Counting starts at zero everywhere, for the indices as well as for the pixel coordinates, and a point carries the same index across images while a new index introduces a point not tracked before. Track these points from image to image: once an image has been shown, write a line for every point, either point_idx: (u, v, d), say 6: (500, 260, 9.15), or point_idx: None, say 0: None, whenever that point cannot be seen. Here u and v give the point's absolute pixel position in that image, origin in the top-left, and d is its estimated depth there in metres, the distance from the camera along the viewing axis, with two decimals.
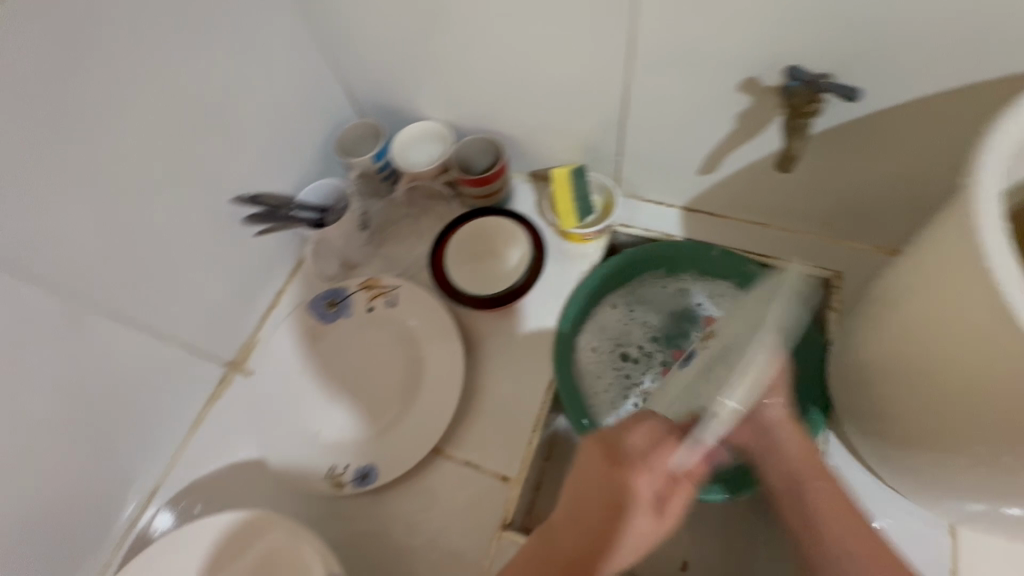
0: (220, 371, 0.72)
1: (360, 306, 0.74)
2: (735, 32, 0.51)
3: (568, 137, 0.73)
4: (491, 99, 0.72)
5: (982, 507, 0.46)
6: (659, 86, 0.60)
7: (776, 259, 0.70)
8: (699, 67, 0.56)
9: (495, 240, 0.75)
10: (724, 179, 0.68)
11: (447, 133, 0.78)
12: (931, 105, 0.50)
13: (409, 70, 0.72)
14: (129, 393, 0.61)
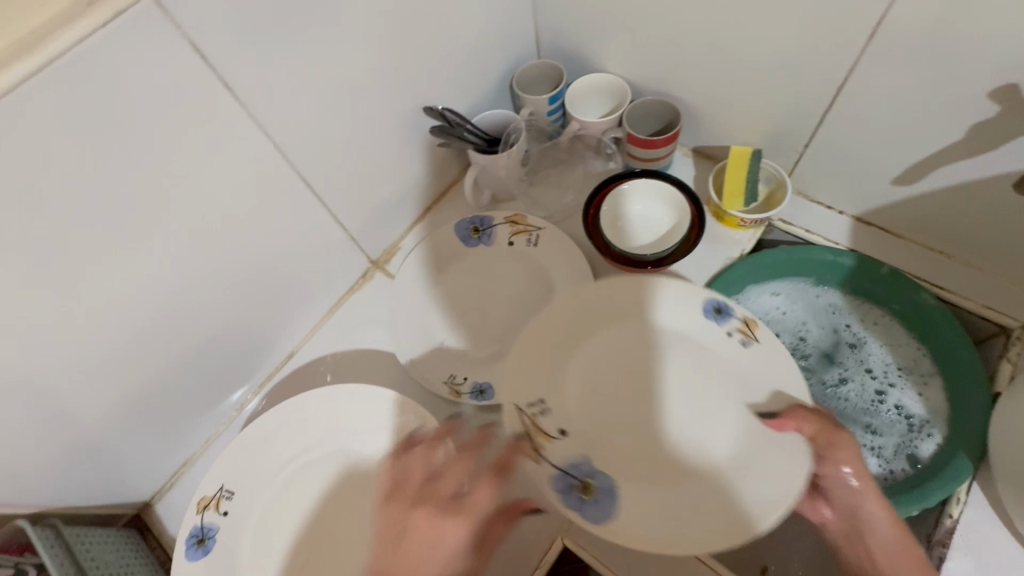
0: (365, 266, 0.78)
1: (502, 239, 0.76)
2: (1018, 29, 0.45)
3: (755, 117, 0.69)
4: (686, 62, 0.69)
5: None
6: (893, 80, 0.55)
7: (954, 295, 0.65)
8: (952, 65, 0.51)
9: (649, 204, 0.73)
10: (921, 195, 0.63)
11: (627, 91, 0.77)
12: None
13: (612, 18, 0.71)
14: (298, 263, 0.67)
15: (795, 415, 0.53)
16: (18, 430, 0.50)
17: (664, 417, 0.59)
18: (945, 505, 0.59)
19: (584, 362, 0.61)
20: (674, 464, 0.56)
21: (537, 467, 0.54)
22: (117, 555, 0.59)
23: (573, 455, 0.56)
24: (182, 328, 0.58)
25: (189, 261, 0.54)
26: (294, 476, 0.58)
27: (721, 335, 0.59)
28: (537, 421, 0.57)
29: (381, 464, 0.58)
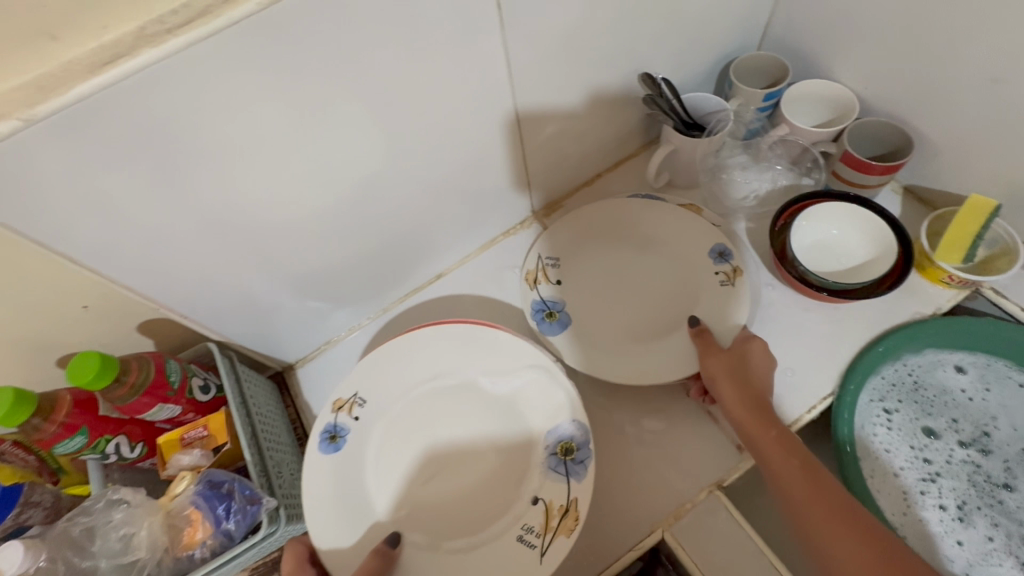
0: (526, 214, 0.79)
1: (667, 224, 0.74)
2: None
3: (1008, 171, 0.61)
4: (943, 94, 0.62)
5: None
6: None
7: None
8: None
9: (845, 231, 0.67)
10: None
11: (855, 106, 0.71)
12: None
13: (873, 21, 0.64)
14: (475, 195, 0.69)
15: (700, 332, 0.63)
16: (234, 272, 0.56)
17: (657, 322, 0.68)
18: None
19: (600, 257, 0.74)
20: (657, 338, 0.67)
21: (529, 292, 0.70)
22: (266, 401, 0.66)
23: (557, 296, 0.70)
24: (373, 224, 0.62)
25: (404, 166, 0.58)
26: (427, 388, 0.62)
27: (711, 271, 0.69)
28: (545, 269, 0.72)
29: (508, 405, 0.61)
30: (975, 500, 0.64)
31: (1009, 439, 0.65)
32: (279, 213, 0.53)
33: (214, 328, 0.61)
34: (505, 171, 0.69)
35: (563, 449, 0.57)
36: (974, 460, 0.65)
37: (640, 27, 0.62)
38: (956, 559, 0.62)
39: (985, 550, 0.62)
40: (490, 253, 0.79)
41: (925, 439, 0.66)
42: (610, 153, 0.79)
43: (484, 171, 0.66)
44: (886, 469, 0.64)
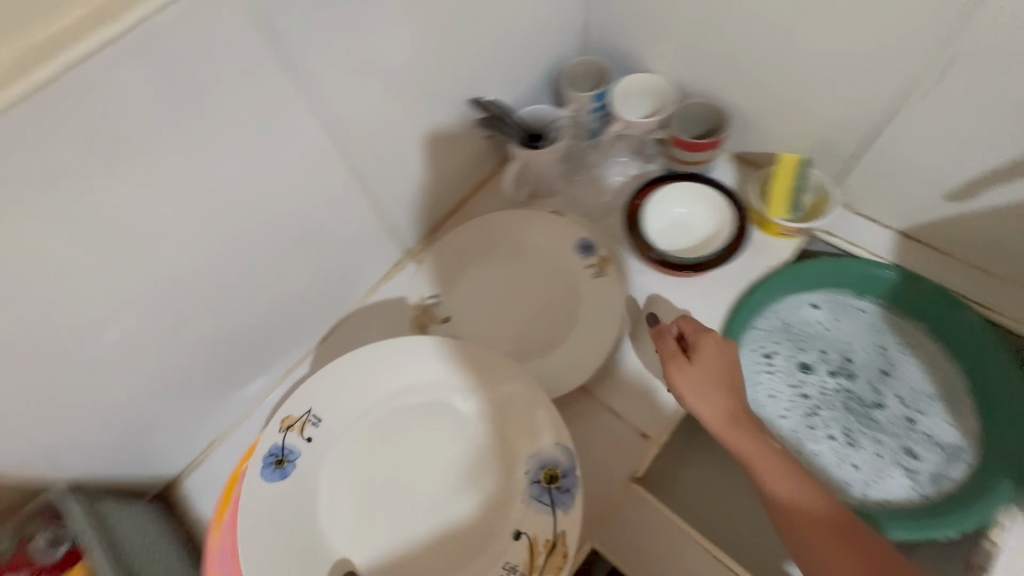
0: (398, 256, 0.77)
1: (533, 236, 0.75)
2: None
3: (808, 126, 0.68)
4: (740, 68, 0.68)
5: None
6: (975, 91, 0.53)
7: (997, 314, 0.65)
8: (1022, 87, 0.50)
9: (693, 210, 0.72)
10: (974, 214, 0.62)
11: (674, 90, 0.76)
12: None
13: (669, 14, 0.69)
14: (335, 253, 0.66)
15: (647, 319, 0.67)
16: (60, 403, 0.49)
17: (545, 333, 0.69)
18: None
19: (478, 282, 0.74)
20: (547, 353, 0.68)
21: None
22: (146, 529, 0.58)
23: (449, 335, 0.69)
24: (224, 308, 0.57)
25: (239, 242, 0.53)
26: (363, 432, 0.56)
27: (582, 267, 0.71)
28: (431, 308, 0.72)
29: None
30: (850, 421, 0.71)
31: (866, 360, 0.73)
32: (96, 326, 0.47)
33: (57, 467, 0.53)
34: (362, 222, 0.67)
35: (547, 477, 0.52)
36: (842, 384, 0.72)
37: (458, 55, 0.63)
38: (849, 479, 0.67)
39: (870, 464, 0.68)
40: (370, 303, 0.76)
41: (798, 378, 0.73)
42: (467, 178, 0.80)
43: (336, 226, 0.63)
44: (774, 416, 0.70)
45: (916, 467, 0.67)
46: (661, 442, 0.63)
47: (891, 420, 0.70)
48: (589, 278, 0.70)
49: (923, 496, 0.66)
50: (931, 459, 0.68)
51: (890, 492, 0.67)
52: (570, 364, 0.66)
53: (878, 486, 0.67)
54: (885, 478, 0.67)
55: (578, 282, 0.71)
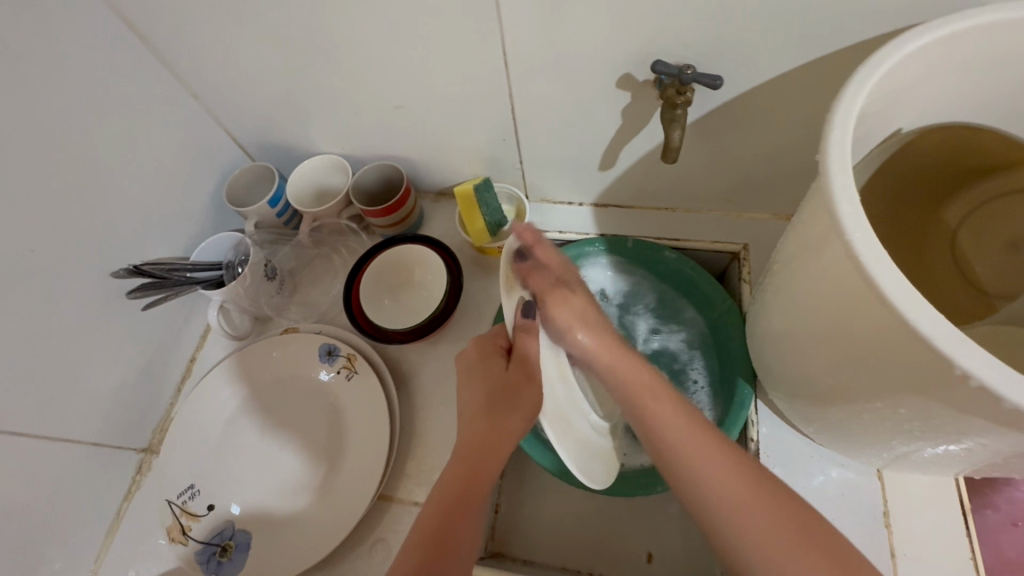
0: (136, 459, 0.68)
1: (271, 366, 0.69)
2: (590, 32, 0.52)
3: (467, 153, 0.71)
4: (380, 128, 0.70)
5: (888, 456, 0.50)
6: (540, 88, 0.59)
7: (686, 242, 0.72)
8: (567, 75, 0.57)
9: (413, 267, 0.73)
10: (623, 173, 0.69)
11: (345, 164, 0.75)
12: (809, 68, 0.51)
13: (290, 108, 0.70)
14: (21, 506, 0.56)
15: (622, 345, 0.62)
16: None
17: (321, 462, 0.64)
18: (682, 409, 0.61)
19: (236, 443, 0.67)
20: (328, 484, 0.63)
21: (185, 547, 0.61)
22: None
23: (218, 525, 0.62)
24: None
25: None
26: None
27: (332, 374, 0.68)
28: (187, 506, 0.63)
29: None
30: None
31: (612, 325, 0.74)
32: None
33: None
34: (42, 453, 0.58)
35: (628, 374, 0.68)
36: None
37: (57, 241, 0.57)
38: None
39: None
40: (126, 527, 0.65)
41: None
42: (179, 339, 0.73)
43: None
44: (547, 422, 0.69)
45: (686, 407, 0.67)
46: None
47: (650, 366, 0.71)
48: (341, 383, 0.67)
49: None
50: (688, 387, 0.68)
51: None
52: (354, 483, 0.61)
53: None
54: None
55: (333, 391, 0.67)
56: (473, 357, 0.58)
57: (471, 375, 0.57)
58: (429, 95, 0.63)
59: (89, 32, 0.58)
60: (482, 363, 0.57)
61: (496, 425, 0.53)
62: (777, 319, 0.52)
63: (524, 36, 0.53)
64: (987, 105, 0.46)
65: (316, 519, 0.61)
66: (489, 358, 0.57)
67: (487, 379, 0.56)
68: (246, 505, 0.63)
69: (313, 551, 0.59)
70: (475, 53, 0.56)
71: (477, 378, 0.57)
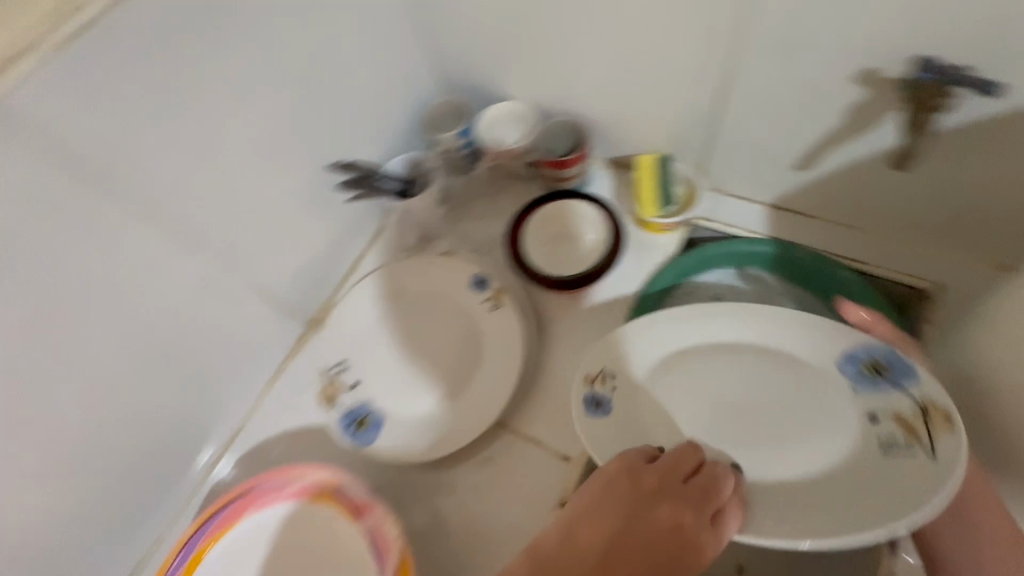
0: (301, 328, 0.75)
1: (422, 280, 0.75)
2: (860, 17, 0.48)
3: (657, 125, 0.71)
4: (580, 83, 0.72)
5: None
6: (772, 68, 0.56)
7: (867, 266, 0.67)
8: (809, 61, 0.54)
9: (572, 223, 0.75)
10: (819, 178, 0.65)
11: (530, 113, 0.77)
12: None
13: (501, 48, 0.73)
14: (217, 342, 0.65)
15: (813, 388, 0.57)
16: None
17: (450, 376, 0.69)
18: (924, 414, 0.50)
19: (380, 339, 0.73)
20: (454, 397, 0.68)
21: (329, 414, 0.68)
22: None
23: (357, 402, 0.69)
24: (115, 421, 0.57)
25: (100, 348, 0.53)
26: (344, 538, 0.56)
27: (478, 301, 0.72)
28: (336, 378, 0.71)
29: (339, 540, 0.56)
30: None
31: None
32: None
33: None
34: (245, 303, 0.66)
35: (875, 367, 0.54)
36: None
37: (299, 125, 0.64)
38: None
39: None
40: (281, 386, 0.73)
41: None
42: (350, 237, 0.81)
43: (212, 315, 0.63)
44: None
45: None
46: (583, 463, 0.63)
47: None
48: (484, 313, 0.71)
49: None
50: None
51: None
52: (480, 403, 0.66)
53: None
54: None
55: (475, 318, 0.71)
56: (611, 471, 0.51)
57: (598, 497, 0.50)
58: (645, 58, 0.63)
59: None
60: (606, 493, 0.50)
61: (651, 522, 0.49)
62: None
63: (781, 11, 0.51)
64: None
65: (437, 424, 0.66)
66: (627, 481, 0.50)
67: (630, 505, 0.49)
68: (381, 394, 0.70)
69: (433, 449, 0.65)
70: (718, 22, 0.55)
71: (595, 513, 0.50)
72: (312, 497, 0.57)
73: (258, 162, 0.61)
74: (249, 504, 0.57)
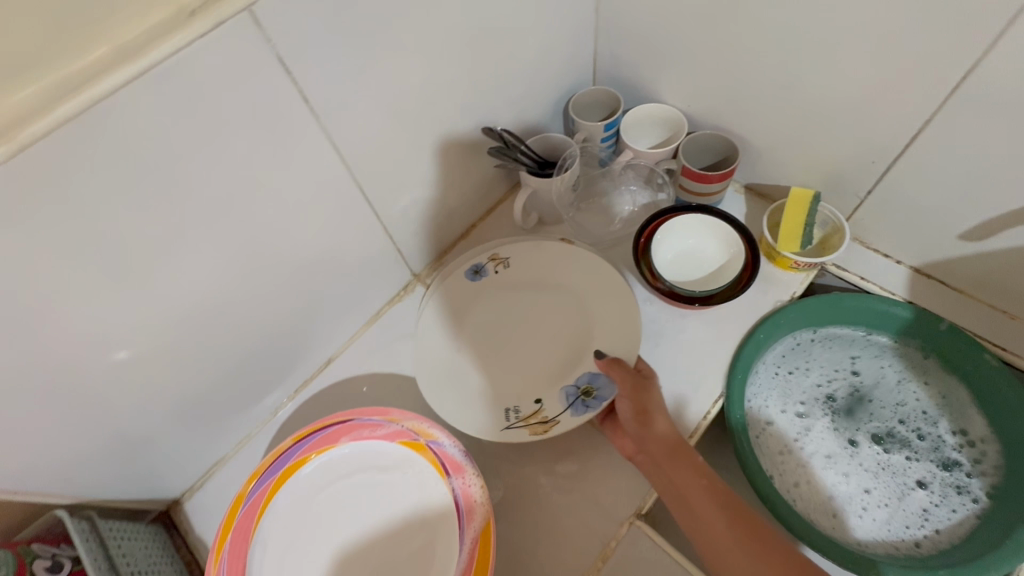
0: (407, 279, 0.77)
1: (535, 258, 0.74)
2: None
3: (817, 162, 0.68)
4: (747, 103, 0.69)
5: None
6: (981, 131, 0.53)
7: (1014, 357, 0.63)
8: None
9: (701, 240, 0.73)
10: (986, 254, 0.61)
11: (682, 122, 0.77)
12: None
13: (674, 51, 0.71)
14: (340, 274, 0.66)
15: (610, 365, 0.63)
16: (68, 406, 0.49)
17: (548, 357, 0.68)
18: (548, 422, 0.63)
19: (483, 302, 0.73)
20: (550, 380, 0.66)
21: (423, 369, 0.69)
22: (146, 551, 0.58)
23: None
24: (240, 326, 0.59)
25: (252, 257, 0.55)
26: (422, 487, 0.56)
27: (592, 293, 0.70)
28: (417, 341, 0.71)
29: (425, 490, 0.56)
30: (876, 454, 0.68)
31: (878, 401, 0.70)
32: (99, 335, 0.48)
33: (47, 492, 0.53)
34: (372, 244, 0.68)
35: (583, 390, 0.63)
36: (876, 422, 0.69)
37: (466, 85, 0.64)
38: (870, 516, 0.64)
39: (901, 506, 0.65)
40: (379, 327, 0.76)
41: (826, 409, 0.70)
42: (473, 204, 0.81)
43: (344, 248, 0.64)
44: (782, 434, 0.69)
45: (943, 510, 0.63)
46: None
47: (911, 457, 0.67)
48: (595, 303, 0.69)
49: (947, 541, 0.61)
50: (946, 490, 0.64)
51: (909, 529, 0.63)
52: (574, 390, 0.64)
53: (902, 528, 0.63)
54: (913, 521, 0.64)
55: (583, 310, 0.69)
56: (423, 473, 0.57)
57: None
58: (832, 93, 0.60)
59: None
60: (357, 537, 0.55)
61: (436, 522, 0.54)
62: None
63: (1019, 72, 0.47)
64: None
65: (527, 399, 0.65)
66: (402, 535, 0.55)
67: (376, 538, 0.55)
68: None
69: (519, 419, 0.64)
70: (934, 73, 0.52)
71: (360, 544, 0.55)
72: (405, 442, 0.58)
73: (425, 114, 0.62)
74: (345, 433, 0.57)
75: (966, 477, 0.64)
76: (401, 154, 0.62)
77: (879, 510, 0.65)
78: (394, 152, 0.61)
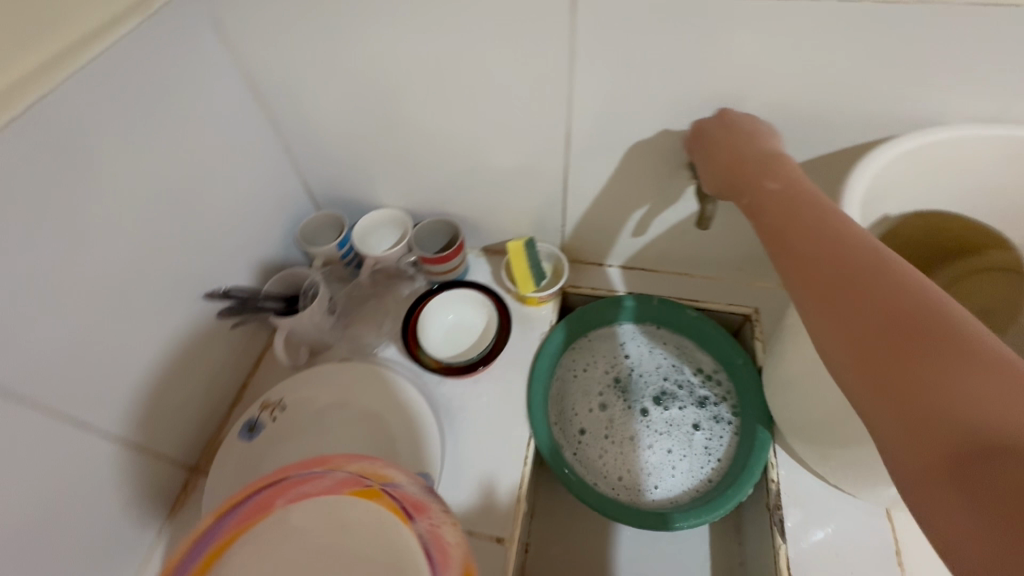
0: (182, 478, 0.69)
1: (313, 394, 0.72)
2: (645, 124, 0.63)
3: (518, 215, 0.82)
4: (446, 187, 0.80)
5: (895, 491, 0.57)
6: (596, 164, 0.70)
7: (704, 303, 0.82)
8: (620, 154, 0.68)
9: (459, 310, 0.81)
10: (652, 240, 0.80)
11: (406, 217, 0.85)
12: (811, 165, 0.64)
13: (369, 165, 0.79)
14: (83, 518, 0.56)
15: None
16: None
17: None
18: None
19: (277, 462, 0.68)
20: None
21: None
22: None
23: None
24: None
25: None
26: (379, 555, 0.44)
27: (381, 402, 0.70)
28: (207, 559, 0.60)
29: (387, 542, 0.45)
30: (663, 416, 0.78)
31: (644, 374, 0.81)
32: None
33: None
34: (115, 464, 0.58)
35: None
36: (646, 388, 0.80)
37: (166, 262, 0.62)
38: (670, 472, 0.73)
39: (688, 451, 0.75)
40: (169, 546, 0.65)
41: (615, 396, 0.80)
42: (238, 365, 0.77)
43: (76, 487, 0.54)
44: (585, 439, 0.76)
45: (716, 439, 0.74)
46: (517, 539, 0.63)
47: (681, 407, 0.78)
48: (386, 409, 0.70)
49: (725, 465, 0.72)
50: (712, 423, 0.76)
51: (700, 469, 0.73)
52: None
53: (694, 471, 0.73)
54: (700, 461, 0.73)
55: (380, 422, 0.70)
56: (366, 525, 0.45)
57: None
58: (496, 165, 0.74)
59: (224, 89, 0.67)
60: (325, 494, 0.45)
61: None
62: (795, 372, 0.60)
63: (591, 123, 0.65)
64: (965, 196, 0.59)
65: None
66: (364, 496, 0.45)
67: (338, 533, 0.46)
68: None
69: None
70: (546, 136, 0.68)
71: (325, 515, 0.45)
72: (354, 491, 0.46)
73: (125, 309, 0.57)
74: (280, 494, 0.47)
75: (721, 405, 0.77)
76: (110, 359, 0.56)
77: (673, 465, 0.74)
78: (99, 361, 0.55)
